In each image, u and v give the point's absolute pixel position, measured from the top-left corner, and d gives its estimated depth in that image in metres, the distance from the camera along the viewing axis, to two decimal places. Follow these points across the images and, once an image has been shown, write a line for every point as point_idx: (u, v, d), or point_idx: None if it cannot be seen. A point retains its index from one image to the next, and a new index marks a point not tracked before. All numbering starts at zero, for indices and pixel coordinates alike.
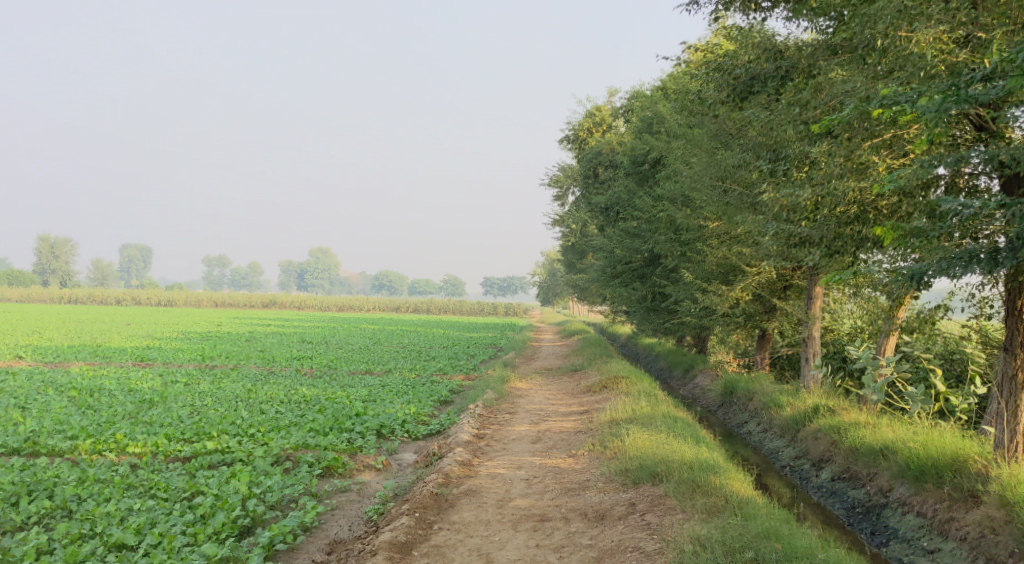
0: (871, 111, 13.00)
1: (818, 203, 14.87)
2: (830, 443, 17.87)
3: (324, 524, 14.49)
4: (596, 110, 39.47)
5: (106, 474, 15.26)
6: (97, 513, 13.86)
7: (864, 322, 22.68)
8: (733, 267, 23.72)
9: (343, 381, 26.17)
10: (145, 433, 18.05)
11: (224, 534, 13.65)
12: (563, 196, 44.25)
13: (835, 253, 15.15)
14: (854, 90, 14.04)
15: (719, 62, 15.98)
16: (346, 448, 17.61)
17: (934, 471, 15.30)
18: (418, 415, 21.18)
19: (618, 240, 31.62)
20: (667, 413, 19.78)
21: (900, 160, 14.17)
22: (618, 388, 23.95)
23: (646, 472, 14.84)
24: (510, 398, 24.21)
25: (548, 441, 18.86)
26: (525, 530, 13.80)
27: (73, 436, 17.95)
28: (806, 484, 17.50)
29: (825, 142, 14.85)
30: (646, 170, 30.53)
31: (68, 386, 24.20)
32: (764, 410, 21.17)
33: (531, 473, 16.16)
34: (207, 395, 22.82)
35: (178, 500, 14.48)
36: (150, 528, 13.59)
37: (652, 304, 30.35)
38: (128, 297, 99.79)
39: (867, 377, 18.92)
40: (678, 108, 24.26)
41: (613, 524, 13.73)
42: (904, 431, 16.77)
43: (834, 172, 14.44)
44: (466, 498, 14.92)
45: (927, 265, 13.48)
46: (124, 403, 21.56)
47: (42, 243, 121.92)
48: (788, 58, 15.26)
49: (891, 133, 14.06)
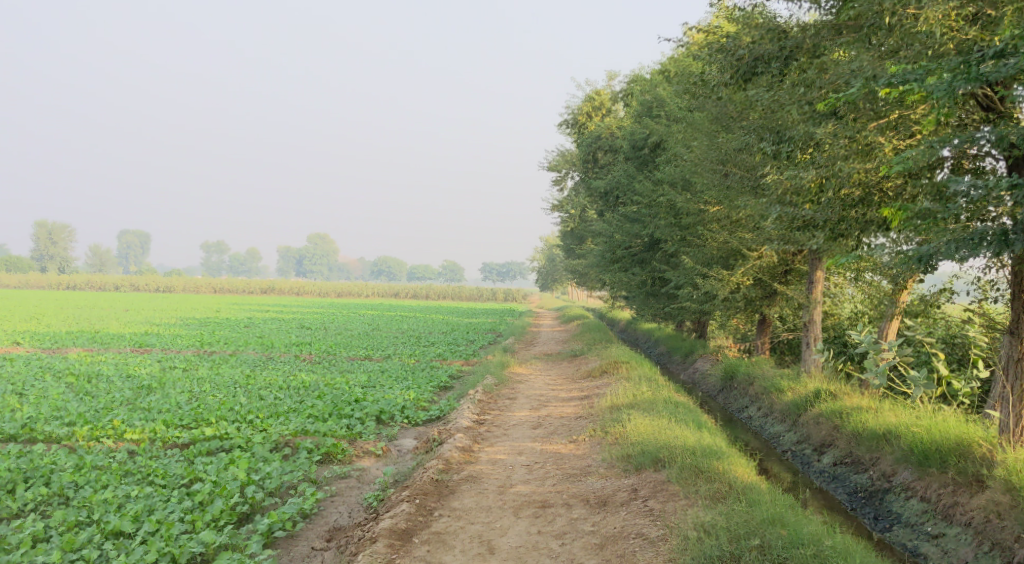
0: (879, 90, 12.79)
1: (822, 184, 14.71)
2: (832, 427, 17.75)
3: (323, 511, 14.36)
4: (596, 93, 39.19)
5: (104, 461, 15.13)
6: (94, 500, 13.73)
7: (864, 307, 22.59)
8: (733, 251, 23.56)
9: (343, 366, 26.06)
10: (143, 419, 17.92)
11: (223, 521, 13.53)
12: (562, 181, 44.05)
13: (840, 235, 14.95)
14: (860, 69, 13.84)
15: (722, 43, 15.72)
16: (345, 434, 17.48)
17: (938, 456, 15.18)
18: (418, 400, 21.06)
19: (617, 224, 31.42)
20: (668, 398, 19.66)
21: (907, 141, 13.99)
22: (619, 373, 23.84)
23: (648, 458, 14.72)
24: (510, 383, 24.11)
25: (548, 427, 18.75)
26: (526, 516, 13.68)
27: (70, 422, 17.83)
28: (808, 469, 17.39)
29: (830, 123, 14.65)
30: (646, 154, 30.30)
31: (65, 372, 24.08)
32: (764, 394, 21.06)
33: (532, 459, 16.05)
34: (206, 380, 22.70)
35: (176, 486, 14.36)
36: (148, 515, 13.47)
37: (652, 289, 30.22)
38: (127, 283, 99.62)
39: (869, 361, 18.81)
40: (680, 91, 24.04)
41: (616, 510, 13.62)
42: (907, 415, 16.65)
43: (839, 153, 14.28)
44: (466, 484, 14.80)
45: (936, 247, 13.32)
46: (122, 389, 21.45)
47: (42, 229, 121.68)
48: (791, 39, 15.02)
49: (898, 114, 13.87)
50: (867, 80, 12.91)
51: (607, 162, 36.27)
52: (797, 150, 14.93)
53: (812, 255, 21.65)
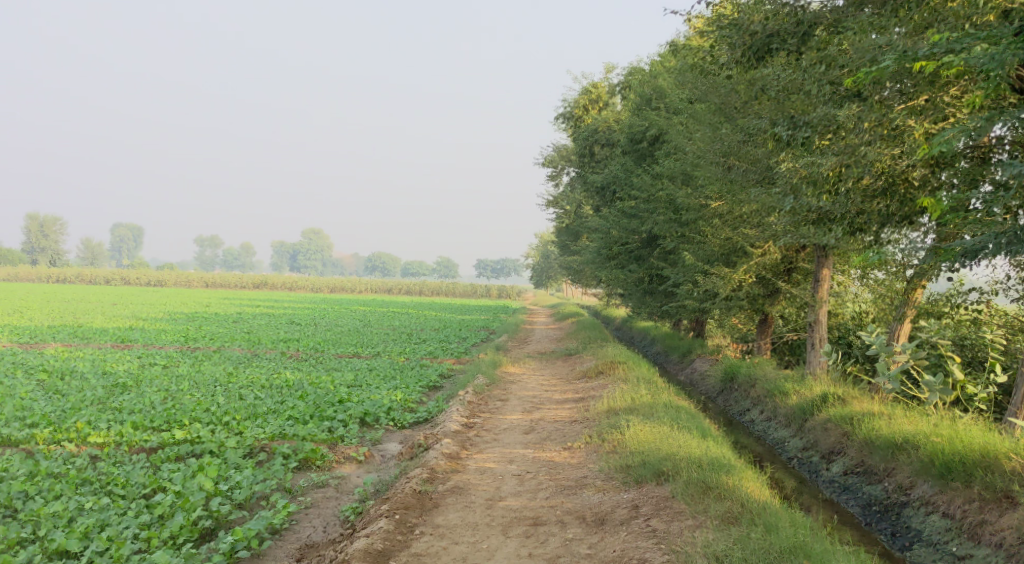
0: (917, 64, 11.65)
1: (842, 172, 13.49)
2: (842, 434, 16.62)
3: (295, 525, 13.28)
4: (593, 86, 37.99)
5: (61, 467, 13.98)
6: (42, 513, 12.64)
7: (872, 308, 21.53)
8: (736, 248, 22.35)
9: (329, 364, 24.90)
10: (110, 421, 16.72)
11: (182, 539, 12.46)
12: (557, 175, 42.94)
13: (857, 229, 14.00)
14: (887, 46, 12.78)
15: (732, 18, 14.43)
16: (325, 438, 16.31)
17: (961, 468, 14.07)
18: (405, 401, 19.90)
19: (615, 220, 30.19)
20: (669, 402, 18.51)
21: (940, 124, 12.79)
22: (615, 374, 22.70)
23: (650, 471, 13.62)
24: (502, 384, 22.95)
25: (543, 432, 17.62)
26: (516, 536, 12.56)
27: (32, 424, 16.63)
28: (817, 478, 16.30)
29: (851, 105, 13.47)
30: (645, 147, 29.14)
31: (39, 369, 22.81)
32: (767, 398, 19.90)
33: (524, 468, 14.90)
34: (185, 379, 21.50)
35: (136, 498, 13.24)
36: (99, 532, 12.41)
37: (649, 287, 29.11)
38: (118, 276, 98.20)
39: (880, 364, 17.56)
40: (684, 80, 22.74)
41: (615, 530, 12.51)
42: (925, 423, 15.52)
43: (861, 139, 13.13)
44: (452, 497, 13.64)
45: (984, 241, 12.16)
46: (96, 388, 20.30)
47: (32, 221, 120.40)
48: (810, 12, 13.83)
49: (928, 95, 12.80)
50: (901, 51, 11.92)
51: (603, 157, 35.09)
52: (815, 135, 13.70)
53: (820, 253, 20.43)
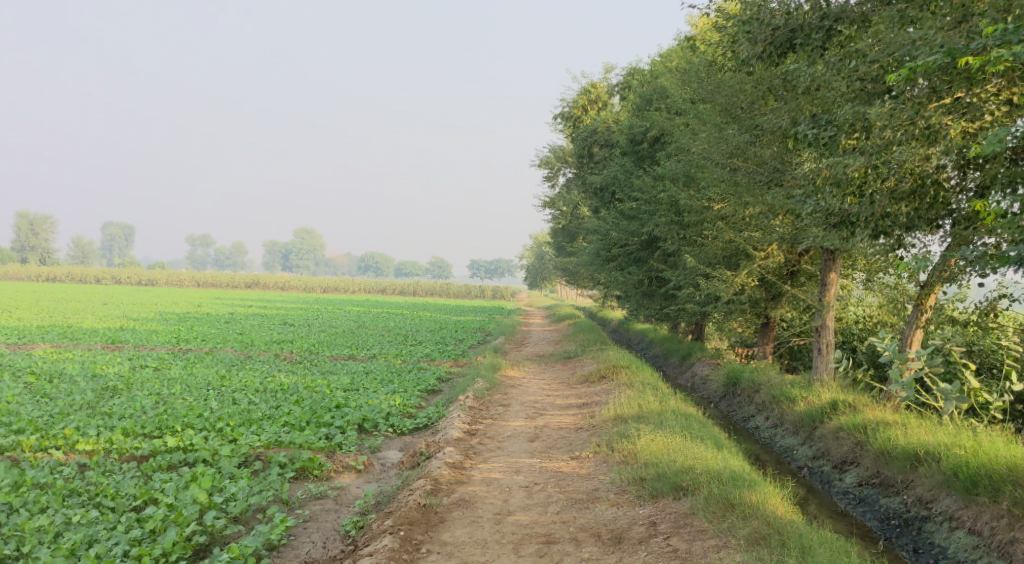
0: (961, 60, 11.11)
1: (867, 173, 12.93)
2: (856, 443, 16.04)
3: (294, 541, 12.70)
4: (591, 86, 37.33)
5: (48, 477, 13.34)
6: (27, 528, 12.08)
7: (880, 313, 21.01)
8: (739, 251, 21.74)
9: (325, 367, 24.23)
10: (99, 426, 16.03)
11: (174, 556, 11.96)
12: (554, 175, 42.31)
13: (881, 233, 13.52)
14: (924, 40, 12.35)
15: (753, 9, 14.18)
16: (322, 447, 15.63)
17: (987, 483, 13.55)
18: (403, 406, 19.28)
19: (614, 221, 29.64)
20: (678, 409, 17.93)
21: (977, 124, 12.25)
22: (619, 379, 22.11)
23: (667, 484, 13.08)
24: (502, 388, 22.33)
25: (548, 440, 17.02)
26: (528, 555, 12.01)
27: (19, 430, 15.93)
28: (830, 489, 15.73)
29: (881, 102, 12.95)
30: (645, 149, 28.60)
31: (26, 371, 22.13)
32: (773, 403, 19.31)
33: (532, 479, 14.32)
34: (177, 382, 20.85)
35: (126, 510, 12.65)
36: (87, 549, 11.92)
37: (648, 289, 28.52)
38: (108, 275, 97.32)
39: (893, 371, 17.06)
40: (687, 79, 22.06)
41: (633, 549, 11.99)
42: (946, 434, 14.97)
43: (892, 136, 12.61)
44: (459, 511, 13.06)
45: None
46: (85, 391, 19.62)
47: (24, 220, 119.50)
48: (836, 6, 13.68)
49: (964, 93, 12.23)
50: (946, 48, 11.38)
51: (601, 157, 34.51)
52: (841, 135, 13.22)
53: (827, 256, 19.76)
